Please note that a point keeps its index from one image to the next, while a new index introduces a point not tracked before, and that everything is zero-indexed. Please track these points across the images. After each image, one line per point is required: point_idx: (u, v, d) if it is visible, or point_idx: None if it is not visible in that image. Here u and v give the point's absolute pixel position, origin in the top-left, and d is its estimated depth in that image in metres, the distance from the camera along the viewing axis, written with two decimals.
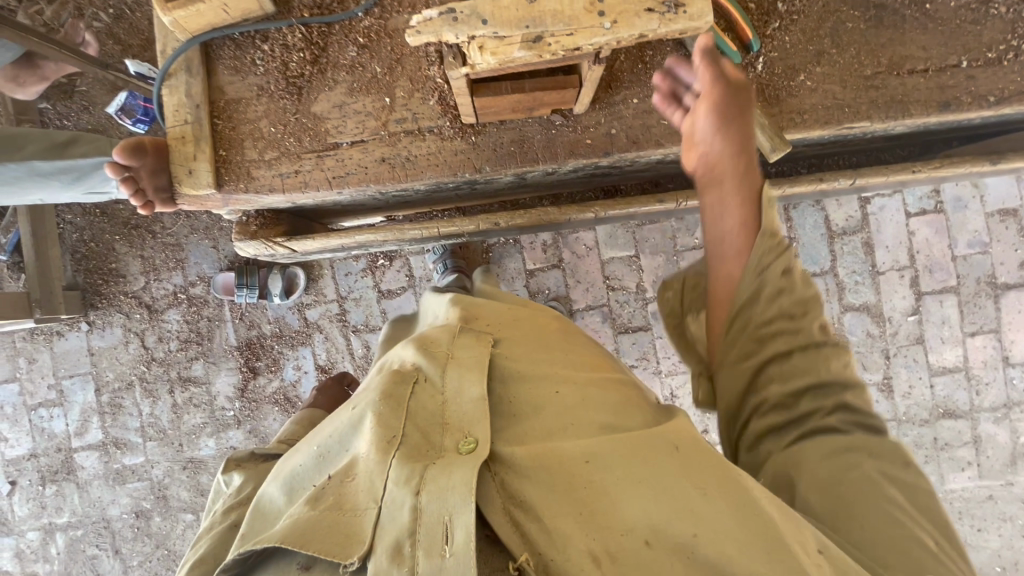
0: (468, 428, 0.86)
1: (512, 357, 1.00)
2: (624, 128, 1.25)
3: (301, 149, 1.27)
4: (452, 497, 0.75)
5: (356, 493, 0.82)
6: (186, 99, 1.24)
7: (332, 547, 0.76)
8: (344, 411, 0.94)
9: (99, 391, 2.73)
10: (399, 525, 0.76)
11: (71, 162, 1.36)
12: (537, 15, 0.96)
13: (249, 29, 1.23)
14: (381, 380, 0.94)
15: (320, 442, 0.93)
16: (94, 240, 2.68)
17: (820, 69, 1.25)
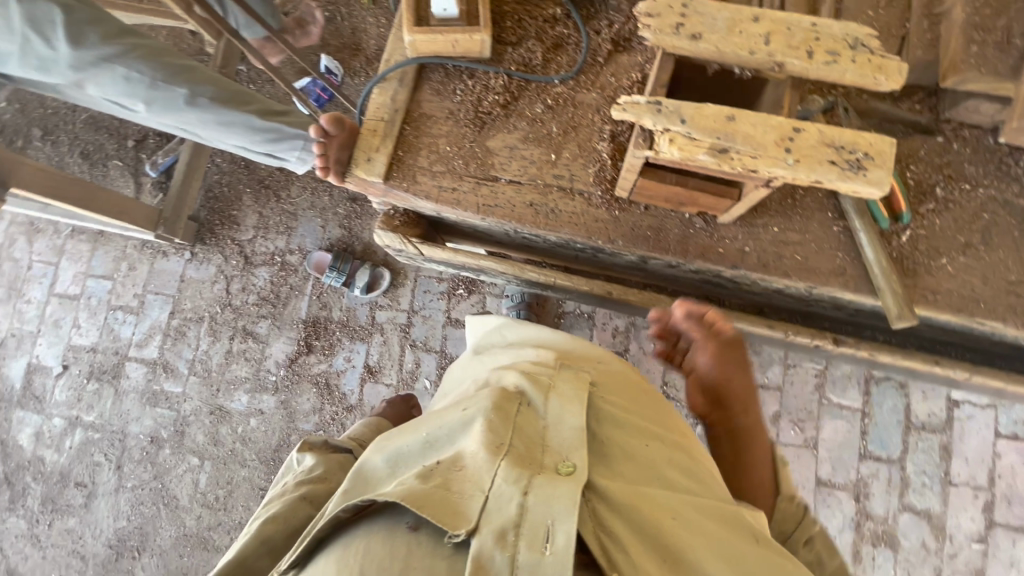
0: (568, 452, 0.89)
1: (613, 407, 1.03)
2: (757, 250, 1.31)
3: (465, 171, 1.41)
4: (558, 506, 0.79)
5: (460, 483, 0.83)
6: (390, 102, 1.43)
7: (446, 518, 0.77)
8: (454, 408, 0.96)
9: (172, 315, 2.93)
10: (504, 514, 0.78)
11: (279, 128, 1.59)
12: (730, 132, 1.01)
13: (462, 64, 1.43)
14: (490, 387, 0.98)
15: (427, 428, 0.94)
16: (229, 187, 2.98)
17: (963, 259, 1.28)
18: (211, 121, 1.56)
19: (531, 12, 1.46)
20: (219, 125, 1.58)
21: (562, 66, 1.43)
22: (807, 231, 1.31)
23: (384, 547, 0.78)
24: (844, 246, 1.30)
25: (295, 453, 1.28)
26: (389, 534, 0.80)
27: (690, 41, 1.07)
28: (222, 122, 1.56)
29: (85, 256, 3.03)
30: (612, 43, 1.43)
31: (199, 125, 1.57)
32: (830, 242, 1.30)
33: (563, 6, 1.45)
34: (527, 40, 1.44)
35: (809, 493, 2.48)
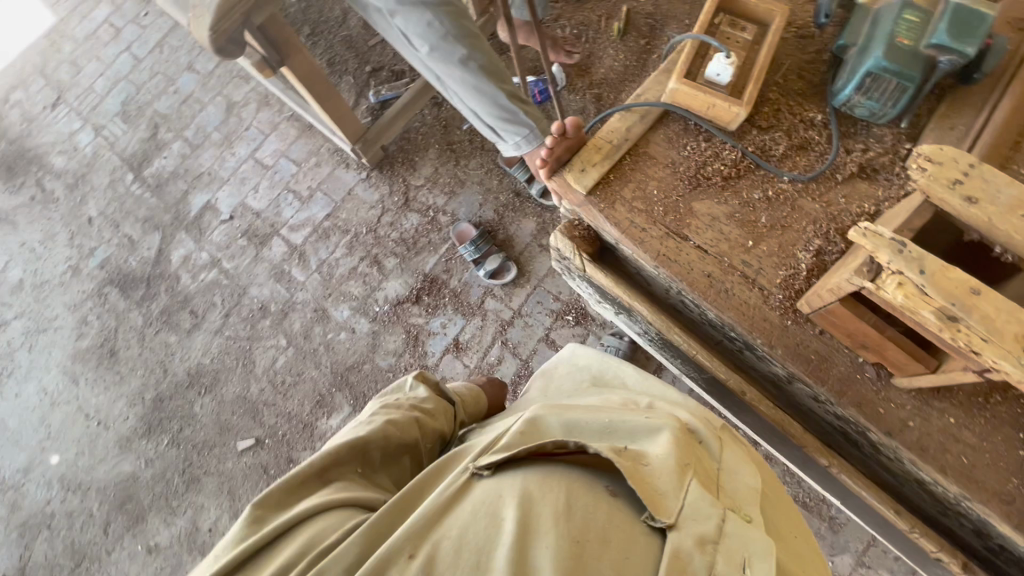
0: (741, 504, 1.06)
1: (776, 492, 1.20)
2: (920, 429, 1.21)
3: (661, 219, 1.46)
4: (751, 544, 0.93)
5: (654, 477, 1.01)
6: (624, 130, 1.53)
7: (652, 499, 0.97)
8: (636, 414, 1.19)
9: (327, 217, 3.28)
10: (705, 526, 0.95)
11: (516, 112, 1.80)
12: (970, 304, 0.95)
13: (704, 126, 1.49)
14: (669, 415, 1.20)
15: (611, 418, 1.18)
16: (424, 137, 3.30)
17: None
18: (468, 86, 1.76)
19: (792, 107, 1.50)
20: (472, 91, 1.77)
21: (797, 167, 1.44)
22: (985, 439, 1.19)
23: (590, 494, 1.00)
24: (1022, 474, 1.16)
25: (410, 377, 1.55)
26: (592, 489, 1.01)
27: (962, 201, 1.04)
28: (475, 90, 1.76)
29: (289, 139, 3.49)
30: (857, 167, 1.41)
31: (455, 85, 1.78)
32: (1007, 462, 1.17)
33: (823, 117, 1.47)
34: (774, 130, 1.48)
35: None
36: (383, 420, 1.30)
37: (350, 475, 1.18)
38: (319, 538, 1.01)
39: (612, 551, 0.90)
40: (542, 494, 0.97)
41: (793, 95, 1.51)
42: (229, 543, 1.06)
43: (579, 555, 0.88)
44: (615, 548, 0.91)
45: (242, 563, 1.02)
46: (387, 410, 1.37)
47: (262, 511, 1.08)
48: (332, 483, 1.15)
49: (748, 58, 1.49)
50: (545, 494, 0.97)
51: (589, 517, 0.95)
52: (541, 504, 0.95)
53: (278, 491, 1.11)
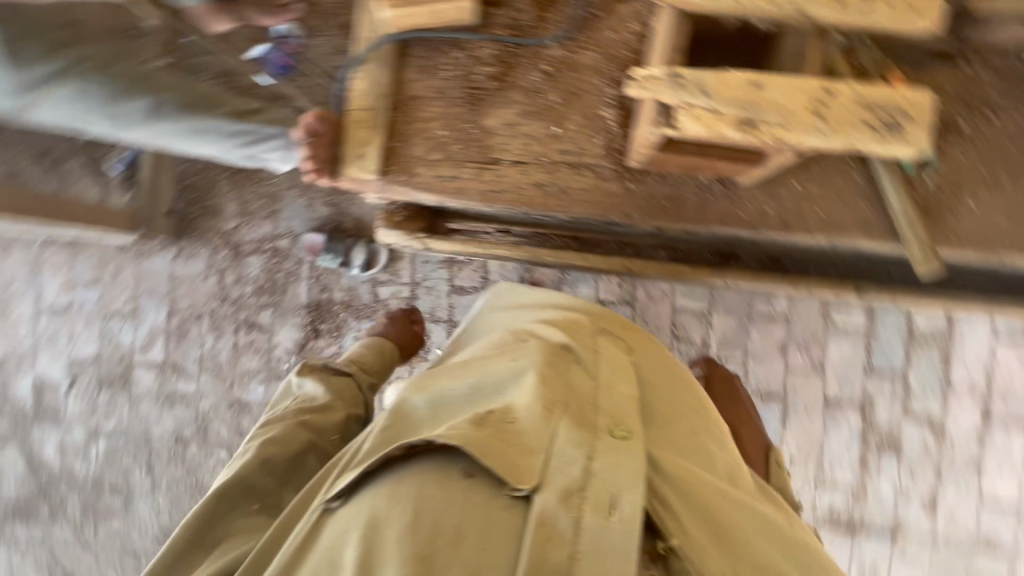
0: (618, 419, 1.08)
1: (648, 383, 1.27)
2: (778, 209, 1.27)
3: (465, 157, 1.32)
4: (619, 477, 0.97)
5: (519, 435, 1.00)
6: (375, 87, 1.32)
7: (516, 466, 0.96)
8: (503, 361, 1.19)
9: (170, 315, 2.86)
10: (572, 475, 0.97)
11: (251, 130, 1.63)
12: (757, 101, 0.94)
13: (446, 35, 1.31)
14: (535, 349, 1.20)
15: (475, 377, 1.16)
16: (202, 174, 2.80)
17: (990, 196, 1.24)
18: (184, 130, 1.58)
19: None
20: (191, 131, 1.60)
21: (555, 25, 1.30)
22: (829, 184, 1.26)
23: (444, 488, 0.94)
24: (866, 195, 1.26)
25: (296, 376, 1.54)
26: (444, 475, 0.96)
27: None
28: (191, 131, 1.58)
29: (65, 265, 2.90)
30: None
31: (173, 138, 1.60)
32: (853, 193, 1.26)
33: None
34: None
35: (818, 412, 2.60)
36: (260, 448, 1.25)
37: (235, 528, 1.13)
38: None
39: (467, 547, 0.87)
40: (389, 511, 0.92)
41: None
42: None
43: (430, 565, 0.85)
44: (472, 541, 0.88)
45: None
46: (271, 428, 1.33)
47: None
48: (219, 547, 1.10)
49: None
50: (393, 508, 0.92)
51: (440, 514, 0.91)
52: (388, 523, 0.91)
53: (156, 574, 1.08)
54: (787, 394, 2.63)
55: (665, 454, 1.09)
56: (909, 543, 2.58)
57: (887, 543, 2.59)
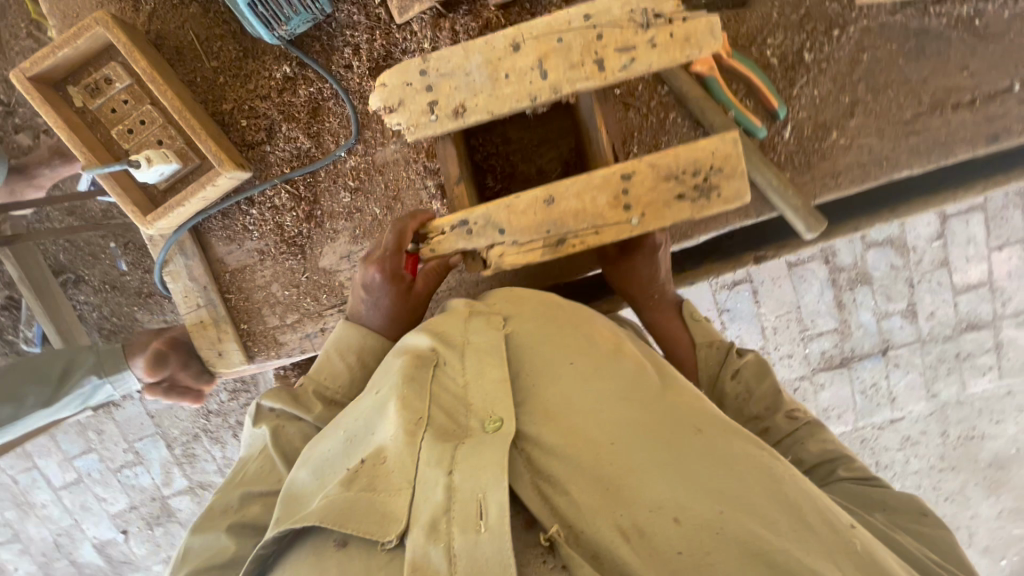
0: (492, 409, 1.01)
1: (534, 328, 1.15)
2: None
3: (319, 305, 1.60)
4: (484, 479, 0.91)
5: (385, 477, 0.97)
6: (191, 281, 1.58)
7: (382, 508, 0.93)
8: (368, 396, 1.11)
9: (171, 446, 2.91)
10: (435, 498, 0.92)
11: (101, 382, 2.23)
12: (558, 218, 1.25)
13: (229, 199, 1.54)
14: (399, 368, 1.09)
15: (348, 429, 1.09)
16: (114, 314, 2.68)
17: (856, 120, 1.44)
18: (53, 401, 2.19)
19: (256, 104, 1.54)
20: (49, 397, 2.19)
21: (337, 134, 1.54)
22: None
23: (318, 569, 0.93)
24: None
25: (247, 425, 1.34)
26: (324, 555, 0.95)
27: (456, 118, 1.18)
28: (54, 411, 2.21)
29: (53, 446, 2.93)
30: (361, 101, 1.52)
31: (51, 415, 2.22)
32: None
33: (308, 79, 1.52)
34: (280, 137, 1.55)
35: (784, 279, 2.65)
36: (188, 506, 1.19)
37: None
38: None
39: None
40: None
41: (251, 83, 1.54)
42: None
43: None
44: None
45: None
46: (206, 537, 1.17)
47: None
48: None
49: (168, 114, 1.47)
50: None
51: None
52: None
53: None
54: (752, 275, 2.64)
55: (550, 423, 1.00)
56: (900, 353, 2.74)
57: (881, 360, 2.75)
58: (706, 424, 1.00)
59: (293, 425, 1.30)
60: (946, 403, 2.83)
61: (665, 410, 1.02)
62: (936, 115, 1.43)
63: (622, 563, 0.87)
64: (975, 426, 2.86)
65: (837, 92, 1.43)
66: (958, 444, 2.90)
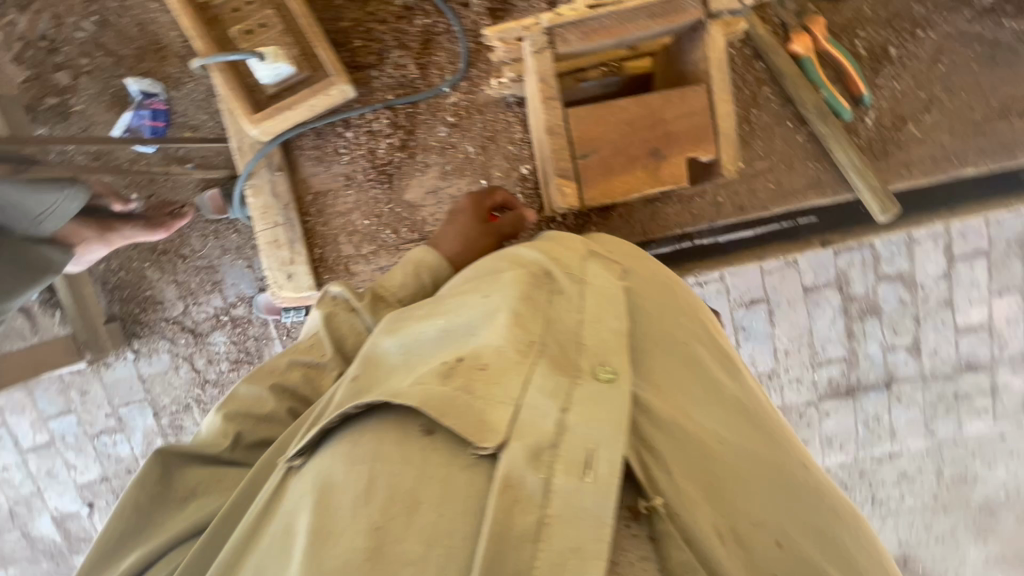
0: (606, 358, 0.94)
1: (651, 302, 1.12)
2: (729, 194, 1.52)
3: (397, 234, 1.63)
4: (598, 433, 0.84)
5: (489, 384, 0.87)
6: (274, 195, 1.59)
7: (480, 420, 0.83)
8: (474, 298, 1.03)
9: (158, 415, 2.75)
10: (541, 431, 0.84)
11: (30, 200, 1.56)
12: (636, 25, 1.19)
13: (328, 120, 1.59)
14: (511, 283, 1.03)
15: (448, 321, 1.01)
16: (124, 269, 2.59)
17: (930, 116, 1.56)
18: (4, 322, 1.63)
19: (373, 27, 1.59)
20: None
21: (442, 69, 1.59)
22: (774, 153, 1.52)
23: (402, 450, 0.82)
24: (812, 154, 1.52)
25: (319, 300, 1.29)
26: (405, 436, 0.84)
27: None
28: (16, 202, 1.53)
29: (27, 403, 2.75)
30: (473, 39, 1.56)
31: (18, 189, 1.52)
32: (799, 155, 1.52)
33: (426, 11, 1.57)
34: (389, 63, 1.59)
35: (801, 304, 2.71)
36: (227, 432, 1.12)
37: (197, 481, 1.07)
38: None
39: (423, 515, 0.76)
40: (344, 477, 0.80)
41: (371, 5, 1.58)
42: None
43: (380, 538, 0.74)
44: (429, 504, 0.78)
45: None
46: (253, 386, 1.15)
47: (114, 535, 1.00)
48: (189, 505, 1.04)
49: (286, 18, 1.50)
50: (350, 470, 0.81)
51: (393, 480, 0.79)
52: (343, 489, 0.80)
53: (125, 511, 1.01)
54: (770, 295, 2.70)
55: (665, 404, 0.98)
56: (904, 387, 2.81)
57: (884, 393, 2.82)
58: (806, 463, 1.02)
59: (348, 317, 1.24)
60: (943, 442, 2.90)
61: (768, 430, 1.02)
62: (1003, 120, 1.56)
63: (713, 562, 0.84)
64: (968, 467, 2.92)
65: (915, 87, 1.55)
66: (952, 485, 2.95)
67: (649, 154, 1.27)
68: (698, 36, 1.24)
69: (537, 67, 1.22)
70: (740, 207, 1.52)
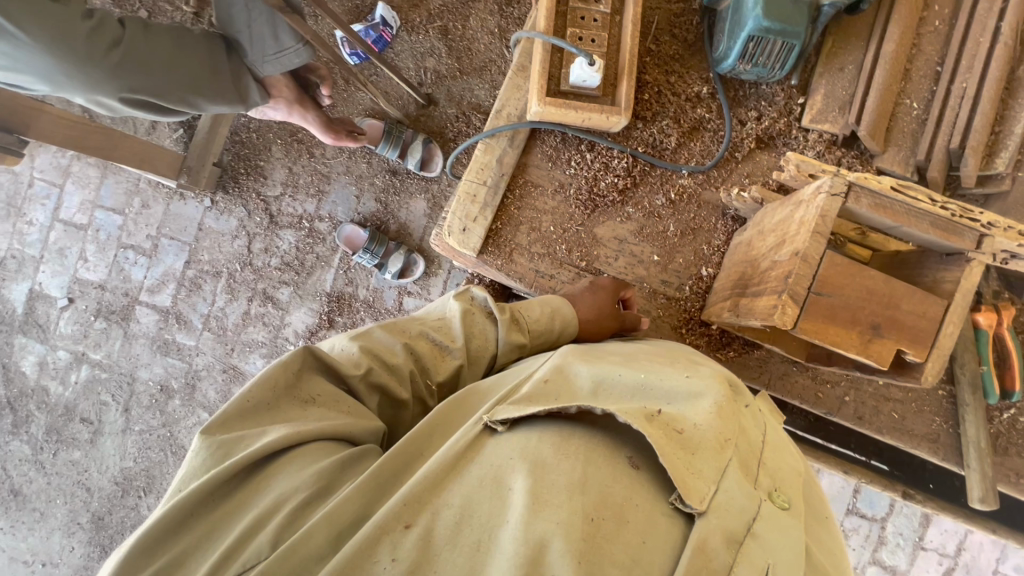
0: (779, 483, 0.77)
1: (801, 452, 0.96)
2: (857, 400, 1.27)
3: (566, 258, 1.29)
4: (782, 548, 0.66)
5: (687, 450, 0.72)
6: (496, 164, 1.28)
7: (684, 476, 0.69)
8: (673, 369, 0.86)
9: (187, 264, 2.72)
10: (733, 519, 0.67)
11: (260, 34, 1.42)
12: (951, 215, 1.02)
13: (582, 135, 1.26)
14: (712, 373, 0.86)
15: (647, 373, 0.85)
16: (257, 132, 2.63)
17: None
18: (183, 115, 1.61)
19: (684, 62, 1.28)
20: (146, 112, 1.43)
21: (712, 135, 1.27)
22: (911, 389, 1.28)
23: (611, 465, 0.70)
24: (943, 412, 1.28)
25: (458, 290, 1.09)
26: (613, 454, 0.72)
27: None
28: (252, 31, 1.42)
29: (93, 183, 2.76)
30: (736, 146, 1.27)
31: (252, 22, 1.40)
32: (930, 405, 1.28)
33: (709, 82, 1.27)
34: (674, 99, 1.27)
35: None
36: None
37: (317, 390, 0.83)
38: (301, 489, 0.69)
39: (630, 534, 0.64)
40: (558, 459, 0.68)
41: (670, 63, 1.28)
42: (186, 474, 0.72)
43: (594, 537, 0.62)
44: (635, 526, 0.65)
45: (188, 510, 0.68)
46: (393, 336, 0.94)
47: (241, 413, 0.77)
48: (308, 412, 0.80)
49: None
50: (560, 459, 0.69)
51: (601, 488, 0.67)
52: (553, 472, 0.67)
53: (258, 392, 0.79)
54: None
55: (819, 551, 0.73)
56: None
57: None
58: None
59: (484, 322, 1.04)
60: None
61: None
62: None
63: None
64: None
65: None
66: None
67: (867, 327, 0.90)
68: (959, 260, 0.91)
69: (796, 198, 0.97)
70: (861, 420, 1.27)
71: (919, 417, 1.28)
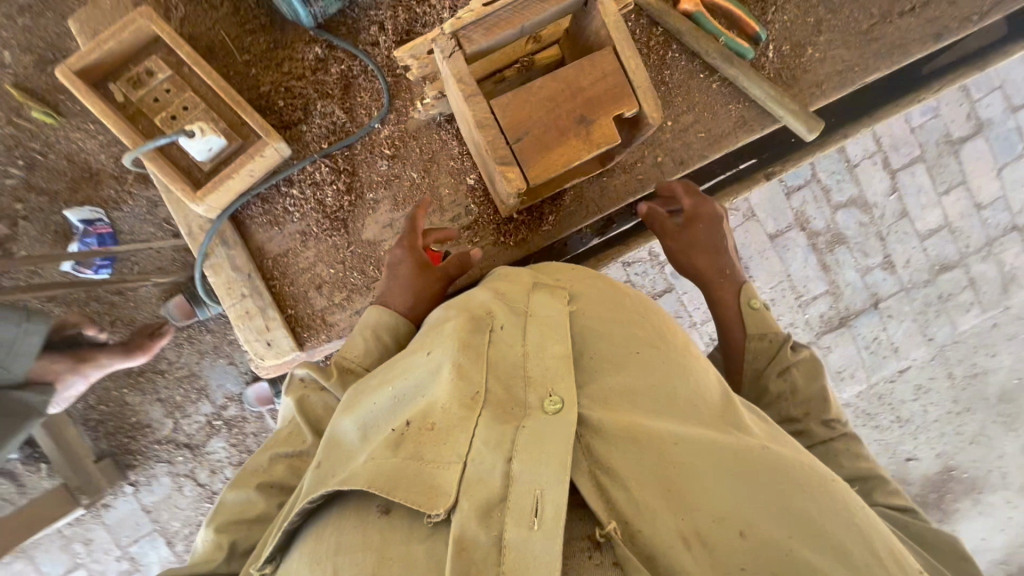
0: (552, 386, 0.74)
1: (595, 292, 0.91)
2: (667, 153, 1.28)
3: (367, 279, 1.22)
4: (543, 469, 0.65)
5: (436, 446, 0.70)
6: (235, 273, 1.19)
7: (427, 484, 0.67)
8: (417, 360, 0.82)
9: (172, 543, 2.32)
10: (487, 485, 0.66)
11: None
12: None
13: (270, 182, 1.17)
14: (454, 328, 0.82)
15: (397, 385, 0.81)
16: (99, 400, 2.11)
17: None
18: None
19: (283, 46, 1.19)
20: None
21: (365, 78, 1.19)
22: (694, 106, 1.28)
23: (359, 536, 0.66)
24: (732, 97, 1.29)
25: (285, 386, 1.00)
26: (361, 520, 0.68)
27: None
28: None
29: None
30: (390, 66, 1.19)
31: None
32: (718, 102, 1.29)
33: (317, 43, 1.18)
34: (308, 83, 1.19)
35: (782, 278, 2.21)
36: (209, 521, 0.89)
37: None
38: None
39: None
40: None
41: (271, 59, 1.19)
42: None
43: None
44: None
45: None
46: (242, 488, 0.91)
47: None
48: None
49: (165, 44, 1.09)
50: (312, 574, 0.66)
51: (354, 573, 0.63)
52: None
53: None
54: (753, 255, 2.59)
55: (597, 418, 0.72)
56: None
57: None
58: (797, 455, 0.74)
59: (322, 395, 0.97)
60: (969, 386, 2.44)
61: (736, 435, 0.75)
62: None
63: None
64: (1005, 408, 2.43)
65: None
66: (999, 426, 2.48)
67: (578, 124, 0.90)
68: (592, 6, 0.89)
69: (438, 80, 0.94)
70: (685, 163, 1.29)
71: (720, 115, 1.30)
